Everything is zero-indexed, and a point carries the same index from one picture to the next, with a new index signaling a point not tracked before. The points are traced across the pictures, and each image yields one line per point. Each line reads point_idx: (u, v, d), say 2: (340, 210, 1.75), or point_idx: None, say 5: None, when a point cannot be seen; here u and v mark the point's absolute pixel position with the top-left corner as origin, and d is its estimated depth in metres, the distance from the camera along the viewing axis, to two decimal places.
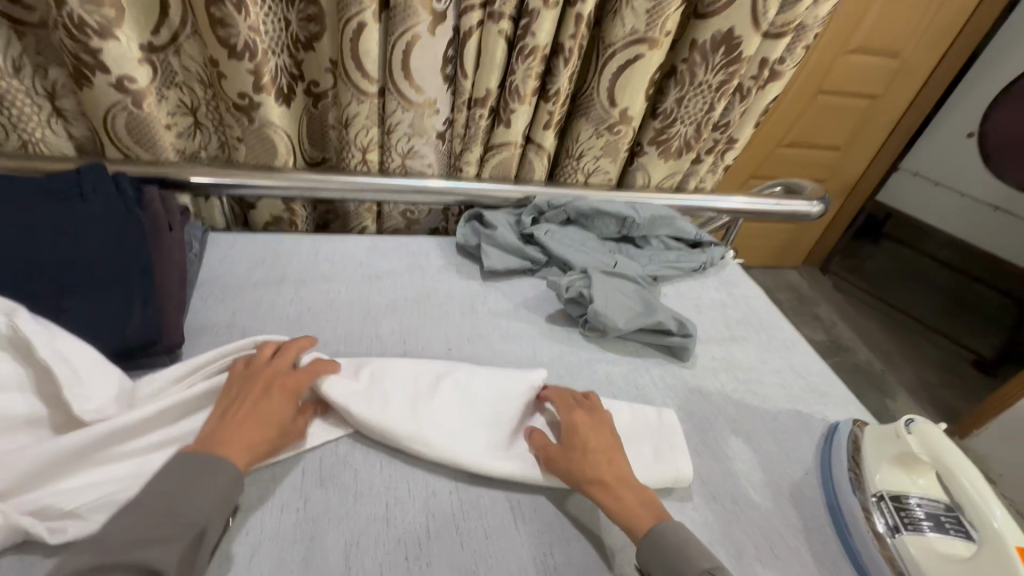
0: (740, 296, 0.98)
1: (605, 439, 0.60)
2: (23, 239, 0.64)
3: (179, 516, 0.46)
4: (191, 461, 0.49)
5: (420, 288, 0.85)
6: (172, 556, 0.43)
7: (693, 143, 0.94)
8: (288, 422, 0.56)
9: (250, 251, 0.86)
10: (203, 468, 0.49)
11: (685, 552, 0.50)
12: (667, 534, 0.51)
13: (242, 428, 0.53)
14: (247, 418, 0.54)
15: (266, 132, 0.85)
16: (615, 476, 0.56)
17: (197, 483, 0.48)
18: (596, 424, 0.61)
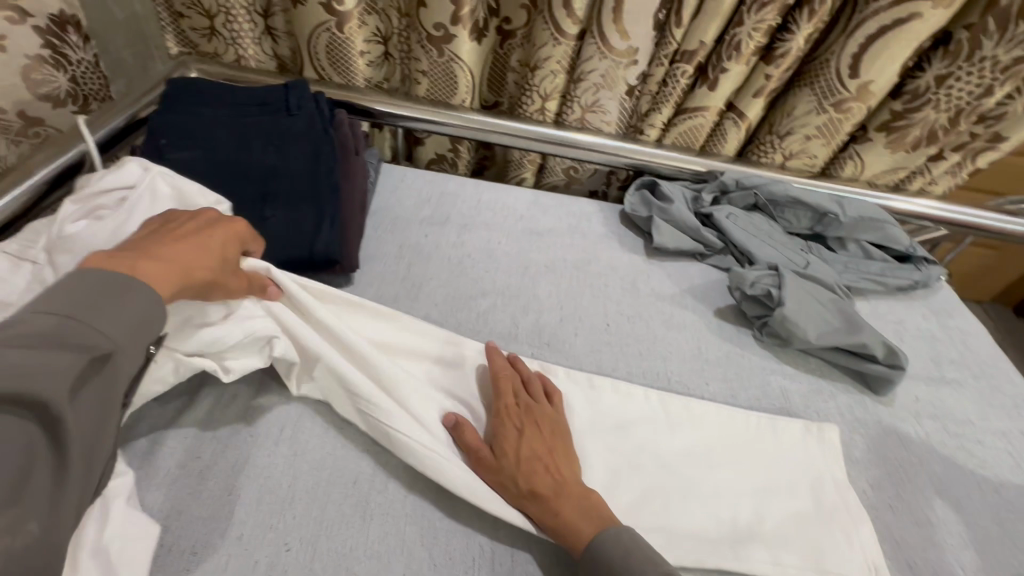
0: (956, 330, 0.80)
1: (540, 442, 0.52)
2: (239, 146, 0.68)
3: (79, 334, 0.36)
4: (95, 280, 0.38)
5: (580, 254, 0.79)
6: (63, 381, 0.34)
7: (940, 134, 0.76)
8: (227, 258, 0.49)
9: (418, 186, 0.86)
10: (111, 284, 0.39)
11: (628, 551, 0.45)
12: (604, 543, 0.46)
13: (173, 250, 0.45)
14: (173, 247, 0.45)
15: (452, 68, 0.83)
16: (552, 487, 0.49)
17: (104, 303, 0.38)
18: (532, 423, 0.53)
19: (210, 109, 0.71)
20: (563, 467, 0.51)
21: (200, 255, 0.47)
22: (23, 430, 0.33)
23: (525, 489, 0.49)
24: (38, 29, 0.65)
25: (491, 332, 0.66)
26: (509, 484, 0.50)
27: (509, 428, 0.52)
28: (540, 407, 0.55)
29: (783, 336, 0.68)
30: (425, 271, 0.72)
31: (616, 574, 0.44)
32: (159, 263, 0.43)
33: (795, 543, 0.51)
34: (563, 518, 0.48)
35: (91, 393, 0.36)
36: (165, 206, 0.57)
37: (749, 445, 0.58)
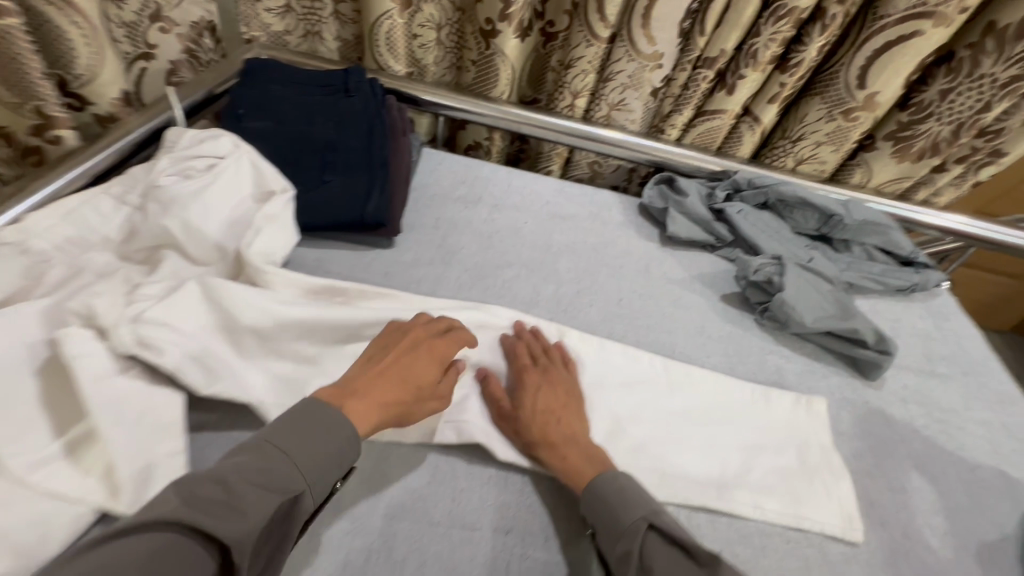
0: (952, 332, 0.84)
1: (558, 398, 0.58)
2: (303, 120, 0.78)
3: (277, 475, 0.42)
4: (305, 413, 0.46)
5: (600, 237, 0.86)
6: (251, 527, 0.39)
7: (943, 145, 0.82)
8: (428, 386, 0.54)
9: (455, 169, 0.95)
10: (312, 427, 0.46)
11: (620, 496, 0.49)
12: (603, 485, 0.50)
13: (383, 383, 0.52)
14: (390, 376, 0.52)
15: (494, 61, 0.91)
16: (563, 437, 0.54)
17: (316, 436, 0.45)
18: (432, 348, 0.56)
19: (280, 87, 0.81)
20: (574, 422, 0.56)
21: (404, 394, 0.52)
22: (201, 552, 0.37)
23: (538, 436, 0.54)
24: (181, 35, 0.83)
25: (515, 296, 0.73)
26: (523, 430, 0.55)
27: (527, 386, 0.58)
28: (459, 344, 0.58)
29: (780, 320, 0.74)
30: (458, 242, 0.80)
31: (612, 511, 0.48)
32: (361, 402, 0.49)
33: (778, 495, 0.57)
34: (571, 463, 0.52)
35: (274, 528, 0.42)
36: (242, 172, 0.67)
37: (742, 410, 0.64)
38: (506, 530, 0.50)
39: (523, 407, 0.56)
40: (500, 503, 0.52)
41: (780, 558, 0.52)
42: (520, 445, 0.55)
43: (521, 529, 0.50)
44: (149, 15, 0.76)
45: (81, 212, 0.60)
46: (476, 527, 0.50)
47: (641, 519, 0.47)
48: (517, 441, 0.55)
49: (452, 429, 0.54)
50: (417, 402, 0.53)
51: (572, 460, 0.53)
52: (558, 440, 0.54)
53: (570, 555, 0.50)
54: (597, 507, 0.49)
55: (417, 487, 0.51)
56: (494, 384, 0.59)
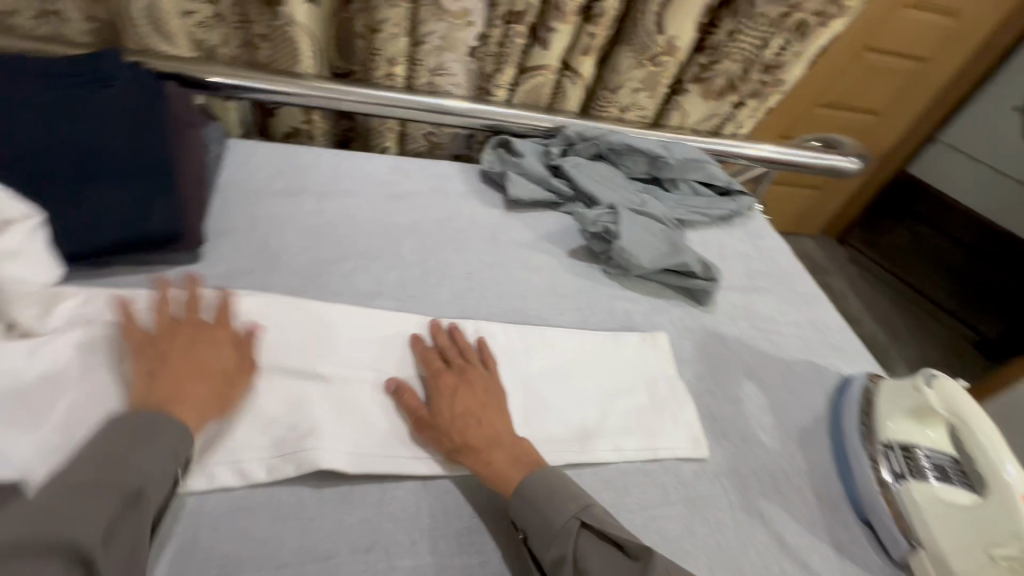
0: (766, 249, 0.95)
1: (477, 396, 0.55)
2: (42, 120, 0.61)
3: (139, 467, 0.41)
4: (124, 427, 0.43)
5: (442, 211, 0.83)
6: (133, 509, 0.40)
7: (737, 83, 0.90)
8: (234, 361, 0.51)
9: (271, 159, 0.84)
10: (143, 428, 0.43)
11: (548, 497, 0.49)
12: (525, 489, 0.50)
13: (195, 388, 0.48)
14: (206, 385, 0.49)
15: (289, 33, 0.80)
16: (483, 439, 0.52)
17: (155, 441, 0.43)
18: (238, 377, 0.51)
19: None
20: (496, 421, 0.54)
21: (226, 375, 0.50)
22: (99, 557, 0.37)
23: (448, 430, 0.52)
24: None
25: (355, 289, 0.68)
26: (444, 437, 0.52)
27: (442, 391, 0.55)
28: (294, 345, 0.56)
29: (623, 266, 0.77)
30: (283, 241, 0.71)
31: (543, 516, 0.48)
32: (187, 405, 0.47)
33: (636, 433, 0.60)
34: (497, 465, 0.51)
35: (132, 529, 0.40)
36: None
37: (596, 358, 0.66)
38: (367, 548, 0.47)
39: (441, 414, 0.53)
40: (359, 519, 0.49)
41: (641, 491, 0.56)
42: (445, 453, 0.53)
43: (385, 540, 0.48)
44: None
45: None
46: (332, 555, 0.46)
47: (573, 519, 0.48)
48: (439, 449, 0.53)
49: (293, 459, 0.49)
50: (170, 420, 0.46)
51: (496, 465, 0.51)
52: (478, 441, 0.52)
53: (442, 547, 0.49)
54: (530, 511, 0.49)
55: (255, 530, 0.46)
56: (410, 392, 0.55)
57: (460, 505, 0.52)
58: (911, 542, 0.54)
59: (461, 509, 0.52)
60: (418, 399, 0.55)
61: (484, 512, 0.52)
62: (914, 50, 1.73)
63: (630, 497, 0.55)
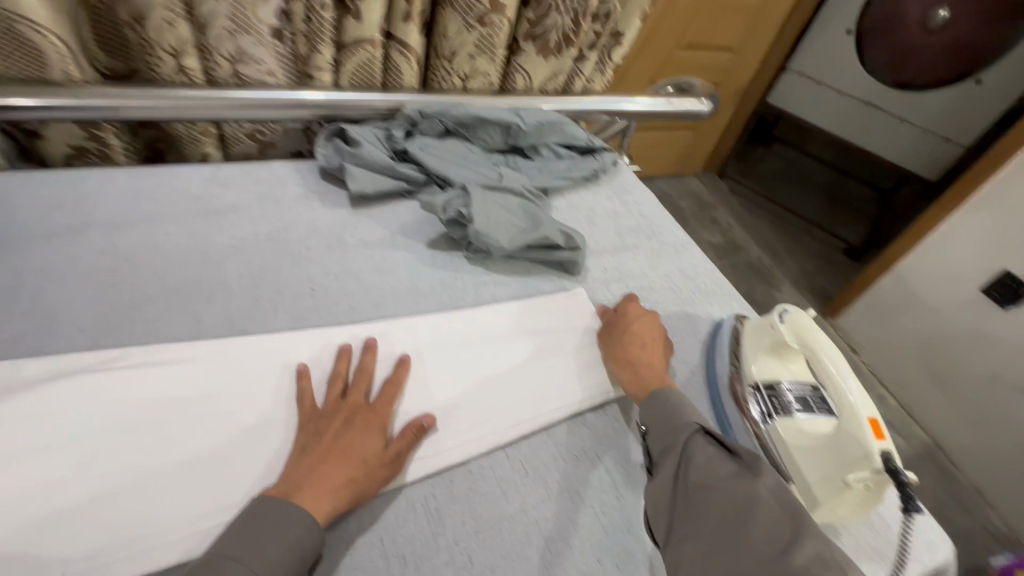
0: (634, 204, 0.94)
1: (653, 331, 0.66)
2: None
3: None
4: (263, 515, 0.43)
5: (275, 222, 0.72)
6: None
7: (572, 35, 0.85)
8: (366, 446, 0.49)
9: (42, 192, 0.68)
10: (273, 516, 0.43)
11: (681, 407, 0.54)
12: (664, 395, 0.55)
13: (323, 469, 0.47)
14: (327, 459, 0.47)
15: (22, 33, 0.63)
16: (642, 360, 0.62)
17: (261, 533, 0.42)
18: (368, 417, 0.51)
19: None
20: (659, 356, 0.63)
21: (355, 456, 0.48)
22: None
23: (626, 357, 0.62)
24: None
25: (167, 336, 0.57)
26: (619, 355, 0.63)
27: (630, 319, 0.67)
28: (363, 380, 0.54)
29: (485, 249, 0.72)
30: (62, 294, 0.58)
31: (670, 417, 0.53)
32: (308, 493, 0.45)
33: (512, 430, 0.56)
34: (646, 376, 0.60)
35: None
36: None
37: (464, 356, 0.61)
38: None
39: (626, 336, 0.64)
40: None
41: (521, 494, 0.52)
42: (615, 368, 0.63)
43: None
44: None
45: None
46: None
47: (690, 422, 0.51)
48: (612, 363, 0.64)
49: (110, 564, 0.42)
50: (367, 479, 0.48)
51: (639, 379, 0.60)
52: (637, 358, 0.62)
53: None
54: (656, 411, 0.54)
55: None
56: (631, 313, 0.67)
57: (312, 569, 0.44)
58: (783, 478, 0.57)
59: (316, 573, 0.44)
60: (634, 317, 0.67)
61: (342, 569, 0.45)
62: None
63: (511, 505, 0.51)
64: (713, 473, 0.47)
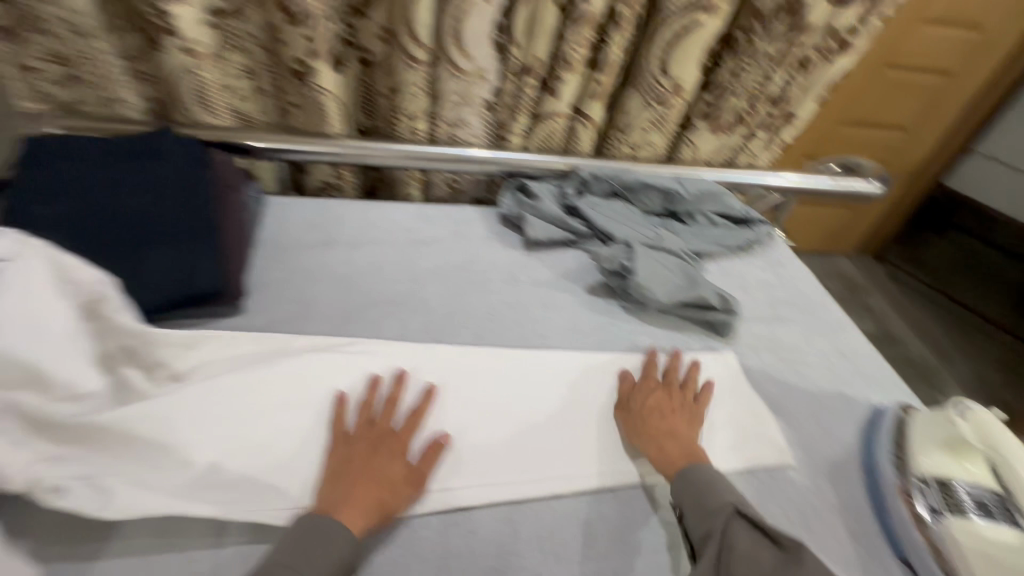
0: (788, 278, 0.94)
1: (672, 402, 0.66)
2: (106, 194, 0.69)
3: None
4: (306, 530, 0.50)
5: (464, 255, 0.86)
6: None
7: (745, 115, 0.92)
8: (378, 467, 0.55)
9: (305, 212, 0.90)
10: (313, 534, 0.50)
11: (709, 485, 0.56)
12: (693, 472, 0.58)
13: (360, 489, 0.53)
14: (361, 480, 0.54)
15: (320, 100, 0.87)
16: (664, 430, 0.63)
17: (310, 545, 0.49)
18: (392, 443, 0.58)
19: (75, 162, 0.72)
20: (681, 425, 0.64)
21: (373, 480, 0.54)
22: None
23: (644, 428, 0.63)
24: None
25: (384, 335, 0.72)
26: (636, 421, 0.64)
27: (646, 389, 0.67)
28: (391, 408, 0.61)
29: (640, 301, 0.79)
30: (316, 291, 0.76)
31: (700, 499, 0.55)
32: (352, 509, 0.52)
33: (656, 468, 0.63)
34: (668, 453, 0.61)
35: None
36: (38, 279, 0.57)
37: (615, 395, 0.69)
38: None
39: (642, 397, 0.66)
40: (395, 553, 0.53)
41: (662, 527, 0.58)
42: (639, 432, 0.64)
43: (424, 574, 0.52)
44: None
45: None
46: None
47: (726, 504, 0.54)
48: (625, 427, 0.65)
49: None
50: (394, 497, 0.54)
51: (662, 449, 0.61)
52: (662, 422, 0.63)
53: None
54: (687, 491, 0.56)
55: None
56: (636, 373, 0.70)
57: (488, 539, 0.55)
58: None
59: (490, 543, 0.55)
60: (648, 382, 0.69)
61: (511, 549, 0.55)
62: (937, 65, 1.70)
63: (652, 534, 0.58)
64: (756, 559, 0.49)
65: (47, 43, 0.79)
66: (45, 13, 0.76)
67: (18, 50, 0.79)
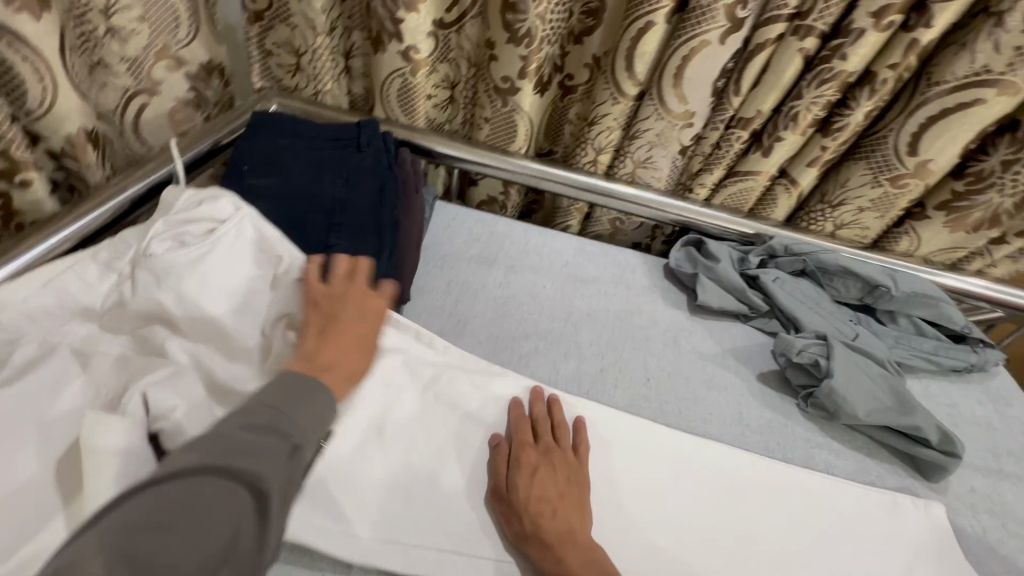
0: (1016, 420, 0.75)
1: (557, 479, 0.53)
2: (311, 178, 0.73)
3: (277, 427, 0.40)
4: (291, 387, 0.44)
5: (624, 304, 0.80)
6: (272, 461, 0.38)
7: (1003, 218, 0.75)
8: (356, 336, 0.55)
9: (469, 224, 0.88)
10: (300, 389, 0.44)
11: None
12: None
13: (331, 350, 0.52)
14: (334, 338, 0.53)
15: (514, 118, 0.86)
16: (559, 533, 0.49)
17: (300, 408, 0.43)
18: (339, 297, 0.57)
19: (290, 141, 0.77)
20: (574, 517, 0.51)
21: (340, 341, 0.54)
22: (244, 496, 0.35)
23: (536, 530, 0.49)
24: (188, 74, 0.78)
25: (533, 373, 0.67)
26: (514, 517, 0.51)
27: (543, 464, 0.54)
28: (500, 462, 0.55)
29: (829, 411, 0.66)
30: (471, 308, 0.74)
31: None
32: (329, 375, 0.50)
33: None
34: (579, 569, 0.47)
35: (291, 487, 0.39)
36: (245, 245, 0.60)
37: (785, 521, 0.57)
38: None
39: (542, 468, 0.54)
40: None
41: None
42: (514, 525, 0.51)
43: None
44: (160, 53, 0.72)
45: (63, 281, 0.54)
46: None
47: None
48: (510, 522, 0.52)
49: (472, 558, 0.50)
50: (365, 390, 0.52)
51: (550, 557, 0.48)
52: (554, 511, 0.51)
53: None
54: None
55: None
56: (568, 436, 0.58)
57: None
58: None
59: None
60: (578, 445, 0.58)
61: None
62: None
63: None
64: None
65: (286, 32, 0.85)
66: (293, 8, 0.80)
67: (263, 34, 0.86)
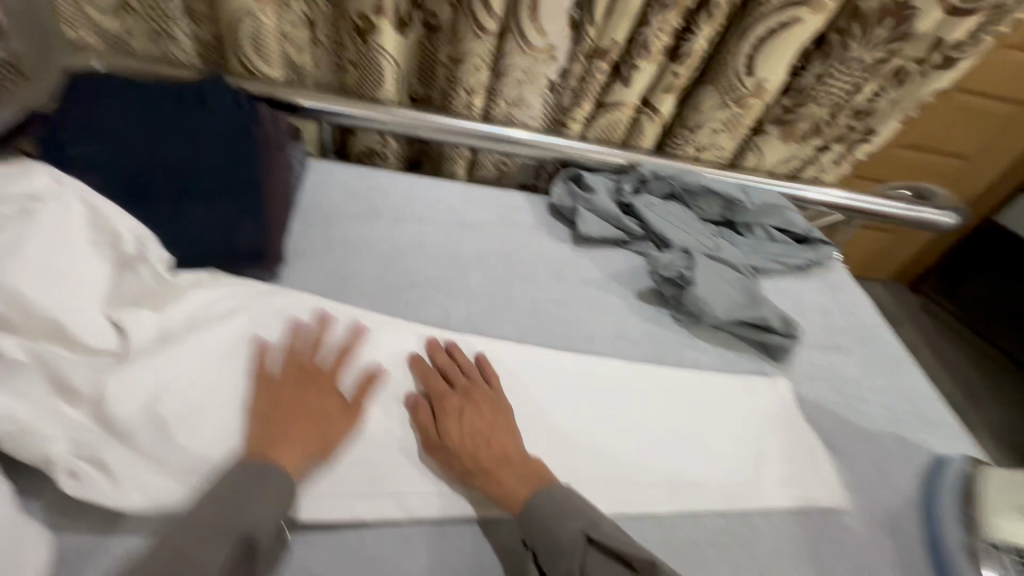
0: (847, 303, 0.89)
1: (482, 413, 0.56)
2: (150, 142, 0.65)
3: (224, 528, 0.44)
4: (240, 473, 0.47)
5: (510, 244, 0.82)
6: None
7: (823, 127, 0.86)
8: (320, 406, 0.53)
9: (345, 180, 0.85)
10: (247, 477, 0.47)
11: (560, 515, 0.50)
12: (540, 505, 0.51)
13: (271, 430, 0.51)
14: (284, 420, 0.51)
15: (377, 61, 0.81)
16: (494, 460, 0.53)
17: (249, 486, 0.46)
18: (315, 377, 0.55)
19: (117, 101, 0.68)
20: (507, 442, 0.55)
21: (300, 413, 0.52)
22: None
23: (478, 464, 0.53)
24: None
25: (422, 319, 0.68)
26: (450, 455, 0.54)
27: (463, 403, 0.57)
28: (421, 415, 0.56)
29: (695, 314, 0.74)
30: (354, 265, 0.72)
31: (553, 532, 0.49)
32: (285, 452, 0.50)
33: (703, 495, 0.59)
34: (513, 486, 0.52)
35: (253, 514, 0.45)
36: (72, 221, 0.54)
37: (662, 415, 0.64)
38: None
39: (467, 409, 0.56)
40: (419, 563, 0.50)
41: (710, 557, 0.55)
42: (449, 463, 0.54)
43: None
44: None
45: None
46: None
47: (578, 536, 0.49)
48: (445, 461, 0.54)
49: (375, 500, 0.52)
50: (333, 431, 0.53)
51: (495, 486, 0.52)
52: (490, 443, 0.54)
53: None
54: (536, 523, 0.50)
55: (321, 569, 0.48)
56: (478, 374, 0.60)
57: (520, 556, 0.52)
58: None
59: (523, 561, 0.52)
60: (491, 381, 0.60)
61: None
62: None
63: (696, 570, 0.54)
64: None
65: None
66: None
67: None
